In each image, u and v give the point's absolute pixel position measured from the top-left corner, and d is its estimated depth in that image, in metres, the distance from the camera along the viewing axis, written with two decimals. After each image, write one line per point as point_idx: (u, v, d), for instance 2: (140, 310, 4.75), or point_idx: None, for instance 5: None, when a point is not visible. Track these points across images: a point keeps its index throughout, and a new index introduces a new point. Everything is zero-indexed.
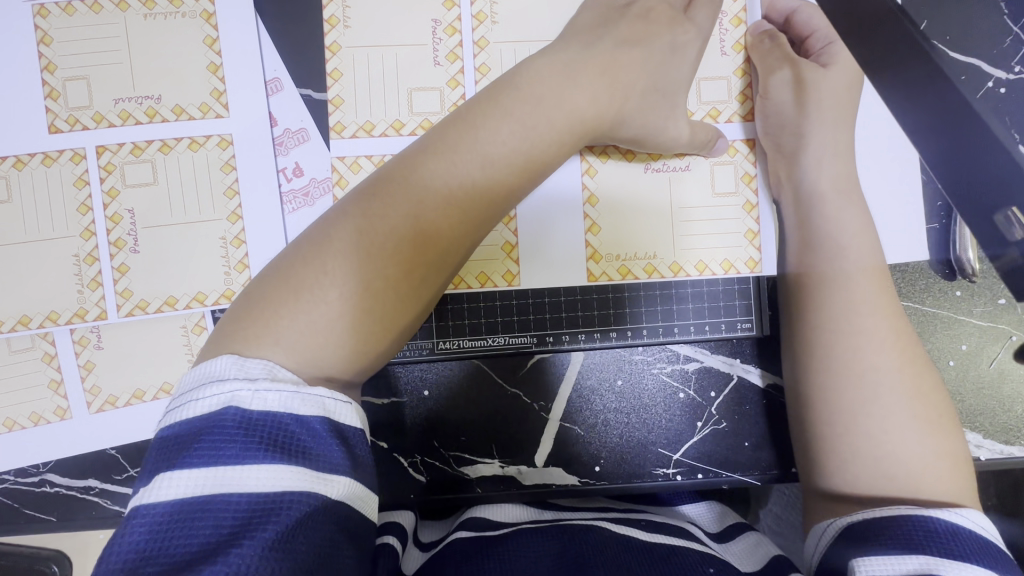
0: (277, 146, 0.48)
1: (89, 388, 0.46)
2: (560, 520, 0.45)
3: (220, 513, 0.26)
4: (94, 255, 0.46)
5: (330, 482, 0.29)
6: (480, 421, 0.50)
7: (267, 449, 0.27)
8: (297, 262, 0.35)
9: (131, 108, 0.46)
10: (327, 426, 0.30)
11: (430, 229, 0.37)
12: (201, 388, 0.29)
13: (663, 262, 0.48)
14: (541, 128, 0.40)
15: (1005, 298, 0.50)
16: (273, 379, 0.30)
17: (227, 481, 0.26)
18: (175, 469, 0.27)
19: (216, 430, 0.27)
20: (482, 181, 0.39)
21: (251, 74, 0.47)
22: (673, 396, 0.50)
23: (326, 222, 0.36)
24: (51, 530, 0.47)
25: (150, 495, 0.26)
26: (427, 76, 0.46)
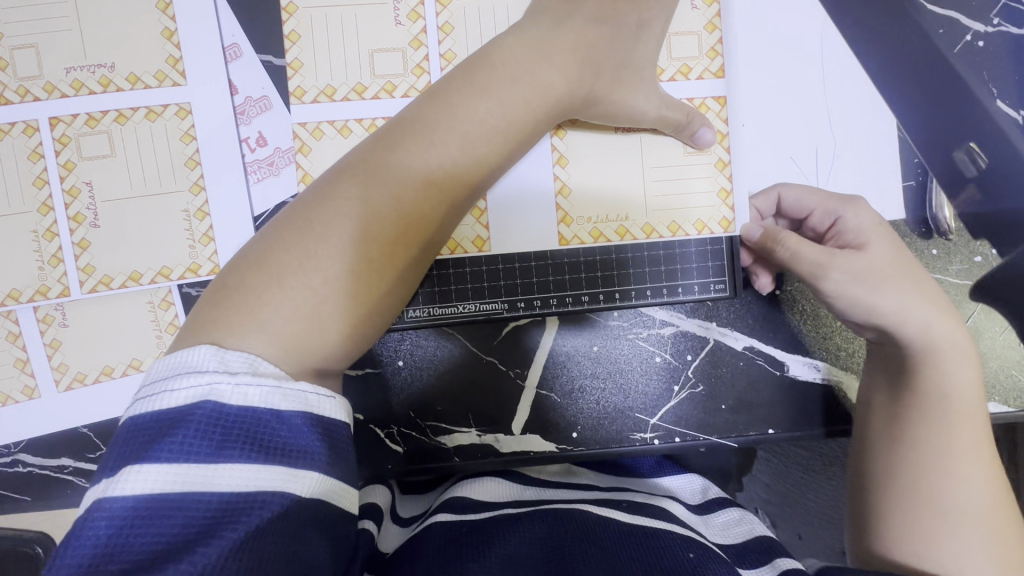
0: (239, 116, 0.46)
1: (56, 366, 0.46)
2: (541, 501, 0.43)
3: (189, 512, 0.25)
4: (54, 231, 0.45)
5: (308, 481, 0.27)
6: (458, 391, 0.49)
7: (245, 447, 0.26)
8: (275, 246, 0.33)
9: (84, 77, 0.44)
10: (309, 423, 0.28)
11: (418, 210, 0.36)
12: (175, 378, 0.27)
13: (635, 224, 0.47)
14: (506, 84, 0.38)
15: (980, 255, 0.50)
16: (254, 373, 0.28)
17: (200, 478, 0.25)
18: (143, 463, 0.25)
19: (191, 424, 0.26)
20: (464, 164, 0.37)
21: (208, 39, 0.45)
22: (649, 359, 0.50)
23: (303, 204, 0.34)
24: (26, 509, 0.47)
25: (115, 489, 0.25)
26: (388, 36, 0.44)
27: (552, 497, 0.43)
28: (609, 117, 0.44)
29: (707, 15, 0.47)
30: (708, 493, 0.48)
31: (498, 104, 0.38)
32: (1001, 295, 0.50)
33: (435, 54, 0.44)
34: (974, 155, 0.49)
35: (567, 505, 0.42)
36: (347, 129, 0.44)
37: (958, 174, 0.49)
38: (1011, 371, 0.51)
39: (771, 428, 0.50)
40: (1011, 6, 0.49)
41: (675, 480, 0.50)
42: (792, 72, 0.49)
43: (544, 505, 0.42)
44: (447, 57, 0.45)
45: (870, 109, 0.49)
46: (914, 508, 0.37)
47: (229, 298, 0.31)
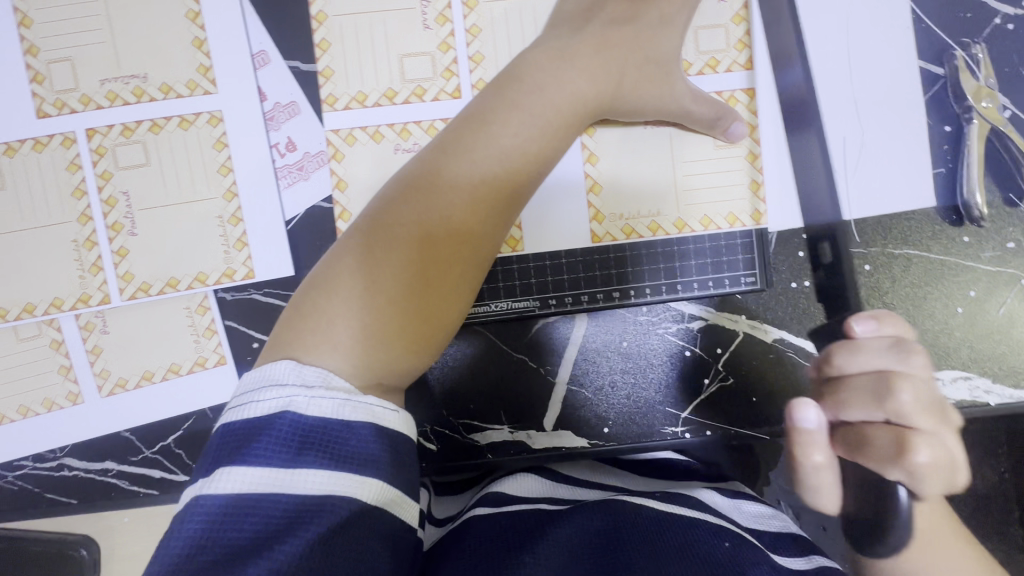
0: (268, 121, 0.47)
1: (99, 372, 0.47)
2: (579, 500, 0.43)
3: (269, 510, 0.29)
4: (93, 239, 0.45)
5: (371, 488, 0.31)
6: (490, 390, 0.50)
7: (318, 453, 0.30)
8: (339, 268, 0.36)
9: (118, 88, 0.45)
10: (373, 433, 0.32)
11: (464, 228, 0.37)
12: (262, 391, 0.32)
13: (666, 219, 0.47)
14: (531, 90, 0.39)
15: (1013, 242, 0.50)
16: (326, 386, 0.32)
17: (280, 480, 0.29)
18: (234, 465, 0.30)
19: (273, 431, 0.30)
20: (499, 174, 0.38)
21: (237, 47, 0.46)
22: (679, 354, 0.50)
23: (362, 228, 0.38)
24: (73, 512, 0.48)
25: (210, 487, 0.29)
26: (415, 39, 0.43)
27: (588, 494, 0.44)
28: (638, 112, 0.44)
29: (733, 6, 0.47)
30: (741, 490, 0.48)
31: (528, 116, 0.39)
32: None
33: (463, 58, 0.43)
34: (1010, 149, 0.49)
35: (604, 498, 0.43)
36: (380, 134, 0.43)
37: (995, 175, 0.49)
38: None
39: None
40: None
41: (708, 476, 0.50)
42: (824, 61, 0.49)
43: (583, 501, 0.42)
44: (475, 60, 0.43)
45: (898, 95, 0.50)
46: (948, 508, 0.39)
47: (306, 318, 0.35)
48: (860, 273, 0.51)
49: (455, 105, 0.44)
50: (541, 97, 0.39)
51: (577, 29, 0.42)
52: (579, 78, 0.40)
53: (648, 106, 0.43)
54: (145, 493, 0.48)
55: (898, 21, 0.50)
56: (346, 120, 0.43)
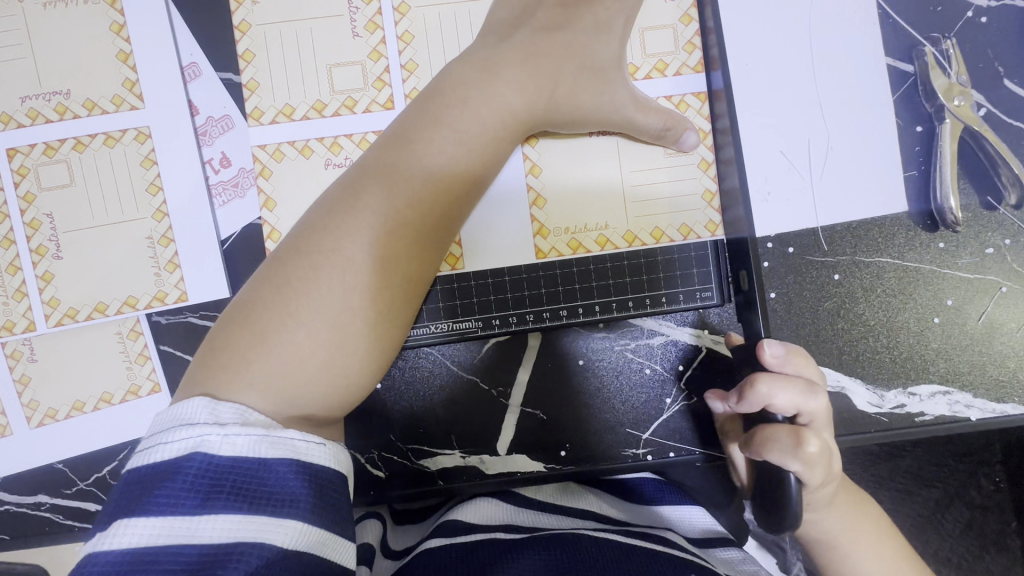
0: (201, 136, 0.45)
1: (27, 403, 0.45)
2: (537, 526, 0.40)
3: (173, 564, 0.25)
4: (17, 264, 0.43)
5: (292, 531, 0.28)
6: (439, 414, 0.48)
7: (232, 497, 0.27)
8: (256, 300, 0.33)
9: (39, 106, 0.43)
10: (296, 470, 0.29)
11: (392, 253, 0.34)
12: (169, 431, 0.28)
13: (615, 232, 0.45)
14: (463, 105, 0.37)
15: (992, 247, 0.48)
16: (242, 422, 0.29)
17: (187, 530, 0.26)
18: (134, 515, 0.26)
19: (180, 475, 0.27)
20: (427, 195, 0.36)
21: (165, 59, 0.44)
22: (638, 372, 0.48)
23: (281, 255, 0.34)
24: (5, 548, 0.46)
25: (104, 543, 0.26)
26: (345, 47, 0.41)
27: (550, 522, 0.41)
28: (577, 121, 0.41)
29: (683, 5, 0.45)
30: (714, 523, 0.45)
31: (454, 134, 0.37)
32: (1015, 289, 0.48)
33: (397, 66, 0.41)
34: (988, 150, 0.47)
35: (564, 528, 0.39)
36: (309, 149, 0.41)
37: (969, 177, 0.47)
38: None
39: None
40: None
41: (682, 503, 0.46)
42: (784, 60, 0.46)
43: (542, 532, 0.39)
44: (409, 68, 0.41)
45: (865, 94, 0.47)
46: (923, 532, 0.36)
47: (214, 359, 0.32)
48: (829, 283, 0.48)
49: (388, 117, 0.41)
50: (467, 111, 0.37)
51: (509, 36, 0.39)
52: (510, 90, 0.38)
53: (592, 115, 0.41)
54: (79, 527, 0.46)
55: (863, 15, 0.47)
56: (272, 134, 0.41)
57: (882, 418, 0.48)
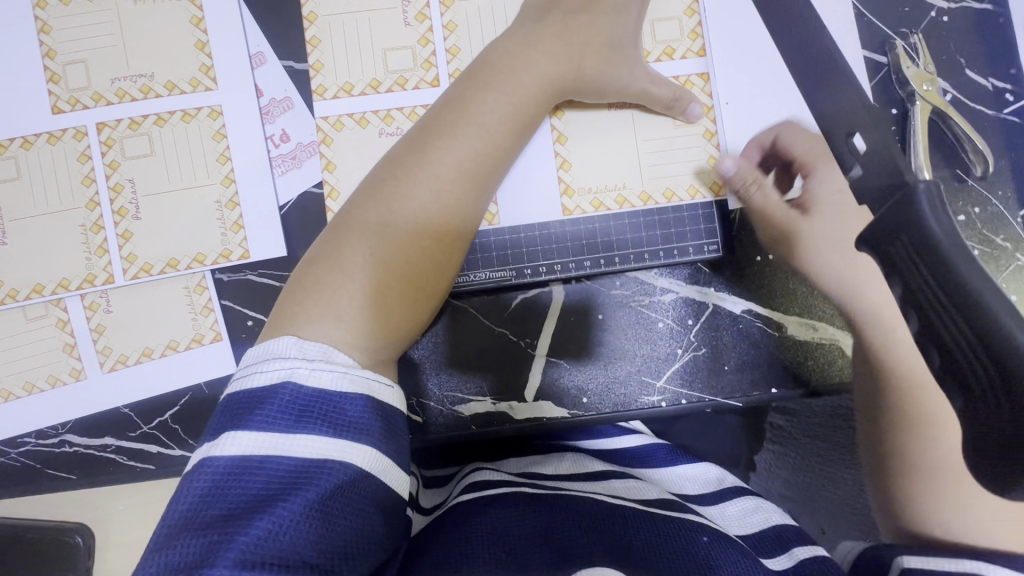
0: (264, 116, 0.51)
1: (101, 350, 0.49)
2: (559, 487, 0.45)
3: (273, 472, 0.29)
4: (100, 224, 0.49)
5: (368, 458, 0.32)
6: (473, 363, 0.52)
7: (319, 422, 0.31)
8: (336, 238, 0.39)
9: (127, 86, 0.49)
10: (370, 406, 0.33)
11: (453, 200, 0.41)
12: (265, 362, 0.33)
13: (631, 192, 0.51)
14: (506, 78, 0.44)
15: (963, 215, 0.54)
16: (327, 360, 0.33)
17: (284, 444, 0.30)
18: (238, 429, 0.30)
19: (276, 399, 0.31)
20: (481, 152, 0.42)
21: (236, 48, 0.50)
22: (652, 326, 0.53)
23: (356, 203, 0.41)
24: (73, 487, 0.50)
25: (215, 450, 0.30)
26: (400, 35, 0.49)
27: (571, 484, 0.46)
28: (599, 94, 0.48)
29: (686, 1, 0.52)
30: (724, 483, 0.49)
31: (503, 97, 0.43)
32: (985, 252, 0.54)
33: (442, 52, 0.49)
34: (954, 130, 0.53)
35: (582, 493, 0.44)
36: (366, 120, 0.49)
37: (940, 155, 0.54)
38: None
39: (773, 387, 0.52)
40: None
41: (689, 469, 0.50)
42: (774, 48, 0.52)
43: (563, 489, 0.45)
44: (451, 54, 0.49)
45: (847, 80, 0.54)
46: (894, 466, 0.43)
47: (303, 283, 0.37)
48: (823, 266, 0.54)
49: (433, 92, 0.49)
50: (510, 79, 0.44)
51: (543, 17, 0.47)
52: (546, 61, 0.45)
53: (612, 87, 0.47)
54: (141, 467, 0.50)
55: (842, 14, 0.54)
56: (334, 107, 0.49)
57: None
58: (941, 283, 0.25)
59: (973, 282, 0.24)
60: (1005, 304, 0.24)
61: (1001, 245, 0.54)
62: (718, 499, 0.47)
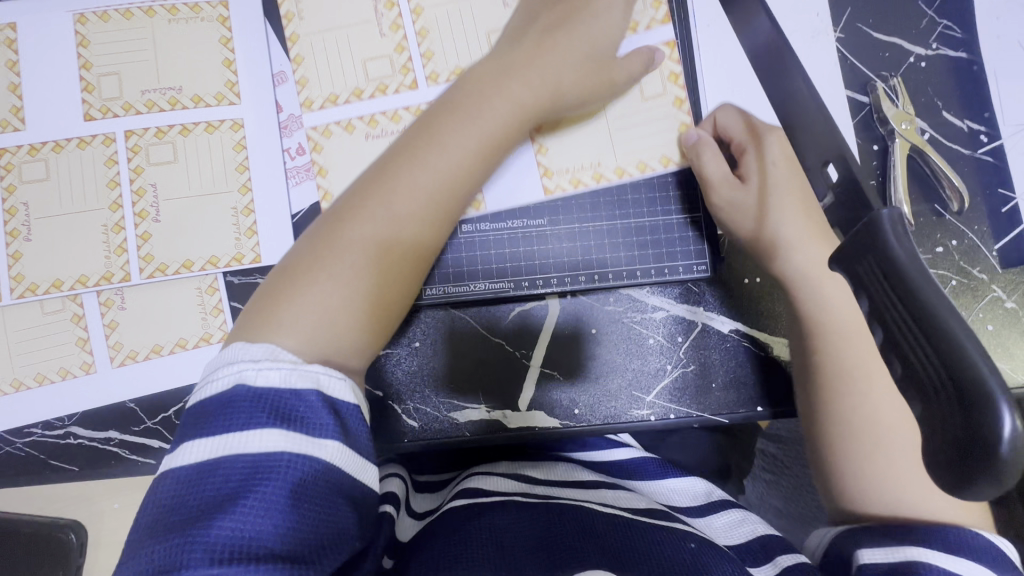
0: (283, 130, 0.54)
1: (112, 345, 0.51)
2: (552, 496, 0.47)
3: (229, 472, 0.31)
4: (121, 225, 0.52)
5: (322, 447, 0.33)
6: (470, 371, 0.54)
7: (268, 419, 0.32)
8: (309, 253, 0.41)
9: (156, 98, 0.53)
10: (319, 398, 0.34)
11: (421, 215, 0.43)
12: (216, 369, 0.34)
13: (607, 168, 0.53)
14: (469, 109, 0.46)
15: (941, 246, 0.57)
16: (274, 359, 0.34)
17: (237, 444, 0.31)
18: (195, 437, 0.32)
19: (226, 404, 0.32)
20: (442, 177, 0.44)
21: (261, 67, 0.54)
22: (642, 341, 0.55)
23: (321, 226, 0.43)
24: (75, 478, 0.51)
25: (177, 459, 0.32)
26: (402, 54, 0.53)
27: (558, 493, 0.48)
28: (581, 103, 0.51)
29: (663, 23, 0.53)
30: (712, 496, 0.52)
31: (472, 117, 0.46)
32: (962, 282, 0.57)
33: (444, 69, 0.53)
34: (933, 167, 0.56)
35: (576, 500, 0.46)
36: (375, 121, 0.53)
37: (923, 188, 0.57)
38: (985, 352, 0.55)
39: (758, 406, 0.54)
40: (946, 32, 0.59)
41: (679, 482, 0.55)
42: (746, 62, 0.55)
43: (552, 498, 0.47)
44: (453, 72, 0.53)
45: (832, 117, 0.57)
46: (877, 484, 0.44)
47: (286, 285, 0.39)
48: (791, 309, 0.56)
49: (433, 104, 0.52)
50: (486, 100, 0.46)
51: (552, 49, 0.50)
52: (517, 101, 0.47)
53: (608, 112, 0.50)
54: (143, 462, 0.52)
55: (826, 57, 0.58)
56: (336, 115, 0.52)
57: None
58: (902, 300, 0.28)
59: (932, 300, 0.27)
60: (959, 319, 0.26)
61: (978, 276, 0.57)
62: (705, 515, 0.50)
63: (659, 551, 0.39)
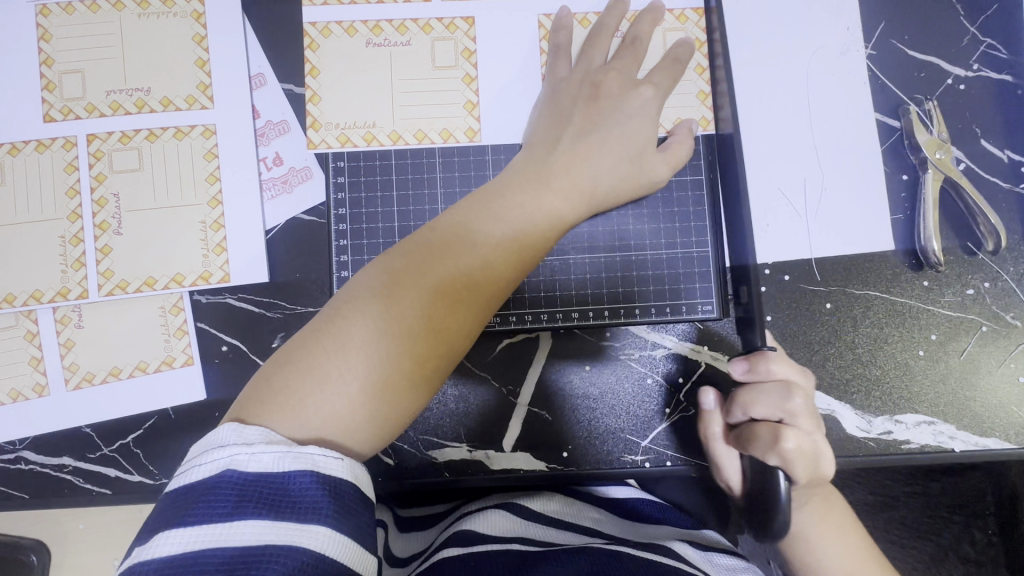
0: (259, 137, 0.50)
1: (67, 366, 0.48)
2: (550, 543, 0.43)
3: (209, 567, 0.27)
4: (80, 237, 0.48)
5: (317, 536, 0.29)
6: (454, 407, 0.50)
7: (259, 508, 0.29)
8: (334, 316, 0.36)
9: (122, 99, 0.49)
10: (318, 480, 0.31)
11: (491, 276, 0.38)
12: (202, 454, 0.31)
13: None
14: (517, 200, 0.41)
15: (972, 289, 0.51)
16: (268, 442, 0.31)
17: (221, 536, 0.28)
18: (173, 527, 0.28)
19: (212, 491, 0.29)
20: (481, 280, 0.38)
21: (236, 69, 0.50)
22: (641, 381, 0.50)
23: (355, 293, 0.36)
24: (25, 506, 0.48)
25: (149, 551, 0.28)
26: (418, 57, 0.49)
27: (558, 539, 0.44)
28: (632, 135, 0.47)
29: (695, 33, 0.50)
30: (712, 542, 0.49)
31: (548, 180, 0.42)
32: (995, 330, 0.51)
33: (458, 75, 0.49)
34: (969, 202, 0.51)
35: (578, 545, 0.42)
36: (371, 136, 0.49)
37: (959, 226, 0.52)
38: (1010, 408, 0.51)
39: None
40: (989, 53, 0.53)
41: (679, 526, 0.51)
42: (763, 81, 0.53)
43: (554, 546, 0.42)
44: (466, 79, 0.49)
45: (857, 143, 0.53)
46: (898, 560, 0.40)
47: (299, 355, 0.35)
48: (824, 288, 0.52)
49: (448, 112, 0.49)
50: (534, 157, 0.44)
51: None
52: (558, 198, 0.41)
53: (622, 150, 0.44)
54: (96, 492, 0.48)
55: (855, 75, 0.53)
56: (343, 118, 0.48)
57: (869, 442, 0.51)
58: None
59: None
60: None
61: (1011, 323, 0.52)
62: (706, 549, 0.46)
63: None
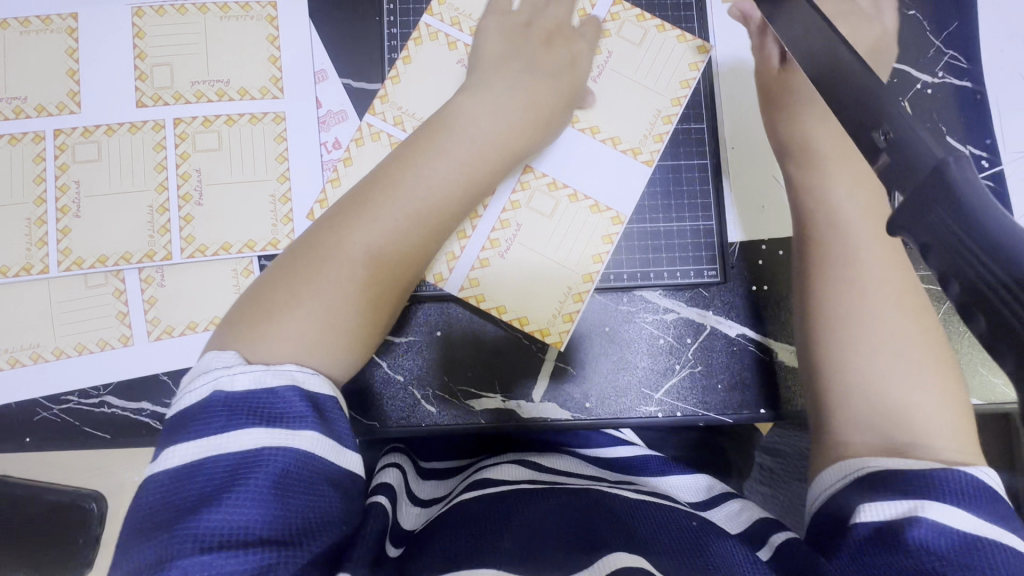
0: (321, 124, 0.57)
1: (150, 319, 0.54)
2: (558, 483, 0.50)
3: (214, 470, 0.33)
4: (166, 207, 0.54)
5: (306, 440, 0.35)
6: (484, 360, 0.57)
7: (251, 418, 0.34)
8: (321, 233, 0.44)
9: (205, 88, 0.56)
10: (299, 392, 0.37)
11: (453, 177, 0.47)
12: (193, 380, 0.37)
13: (634, 100, 0.58)
14: (470, 120, 0.50)
15: None
16: (244, 365, 0.37)
17: (221, 444, 0.33)
18: (178, 441, 0.34)
19: (205, 409, 0.35)
20: (442, 181, 0.47)
21: (302, 64, 0.57)
22: (655, 341, 0.57)
23: (338, 206, 0.45)
24: (106, 445, 0.53)
25: (160, 465, 0.34)
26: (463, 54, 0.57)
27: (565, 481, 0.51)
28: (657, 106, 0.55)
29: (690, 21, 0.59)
30: (713, 489, 0.53)
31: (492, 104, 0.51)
32: None
33: None
34: None
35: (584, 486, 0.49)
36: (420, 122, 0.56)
37: None
38: None
39: (761, 408, 0.56)
40: (952, 62, 0.62)
41: (677, 479, 0.56)
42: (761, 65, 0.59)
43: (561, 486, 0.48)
44: None
45: None
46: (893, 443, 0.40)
47: (284, 281, 0.42)
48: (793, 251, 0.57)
49: None
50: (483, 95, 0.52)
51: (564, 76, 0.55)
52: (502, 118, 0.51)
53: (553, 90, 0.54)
54: None
55: None
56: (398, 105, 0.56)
57: None
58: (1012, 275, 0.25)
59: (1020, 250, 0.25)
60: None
61: None
62: (707, 508, 0.49)
63: (672, 539, 0.39)
